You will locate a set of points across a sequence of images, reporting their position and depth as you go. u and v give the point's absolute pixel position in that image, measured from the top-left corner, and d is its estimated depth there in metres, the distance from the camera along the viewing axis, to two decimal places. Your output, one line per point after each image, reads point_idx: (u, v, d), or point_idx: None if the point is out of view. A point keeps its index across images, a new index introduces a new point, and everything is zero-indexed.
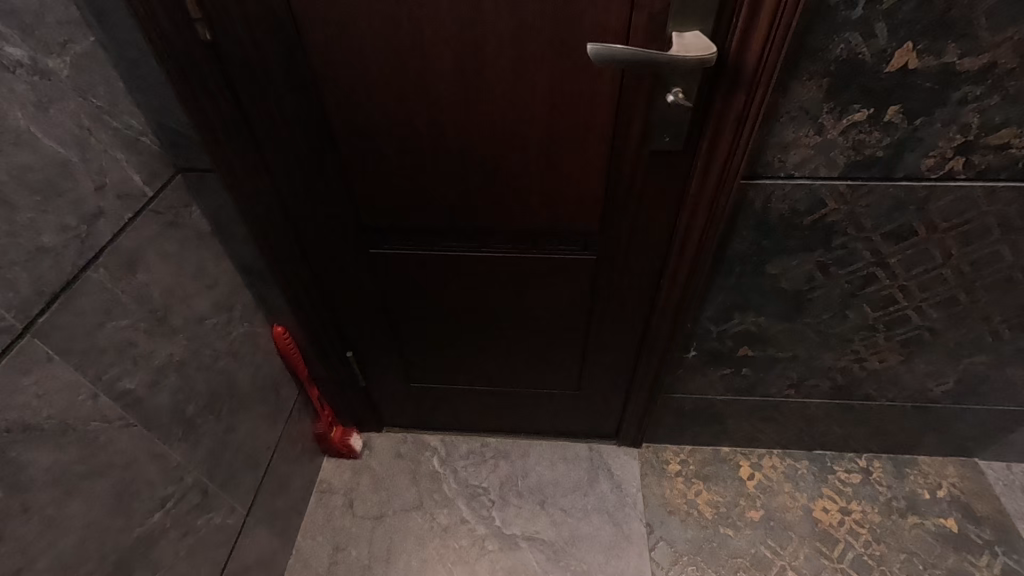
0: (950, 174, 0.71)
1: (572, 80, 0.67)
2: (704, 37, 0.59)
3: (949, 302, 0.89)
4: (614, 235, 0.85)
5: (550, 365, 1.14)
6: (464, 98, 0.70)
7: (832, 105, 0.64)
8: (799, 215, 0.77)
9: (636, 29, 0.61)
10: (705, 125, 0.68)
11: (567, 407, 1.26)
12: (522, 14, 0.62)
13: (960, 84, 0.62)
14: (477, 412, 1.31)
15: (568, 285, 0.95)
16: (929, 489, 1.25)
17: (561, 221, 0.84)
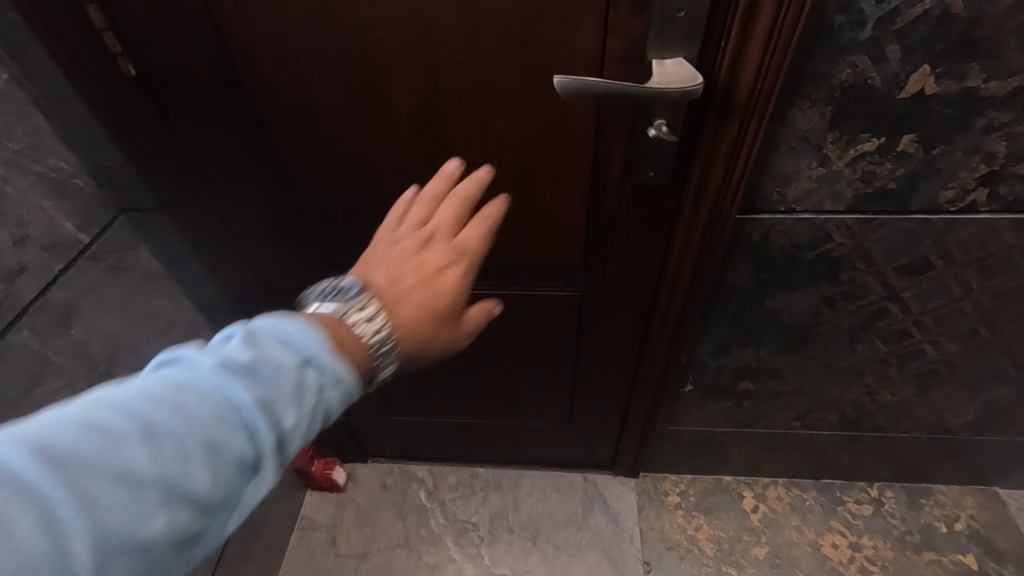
0: (972, 206, 0.63)
1: (543, 110, 0.60)
2: (688, 64, 0.52)
3: (968, 335, 0.81)
4: (599, 270, 0.78)
5: (538, 397, 1.07)
6: (426, 132, 0.64)
7: (837, 135, 0.57)
8: (802, 249, 0.70)
9: (611, 55, 0.54)
10: (694, 158, 0.61)
11: (559, 438, 1.19)
12: (483, 41, 0.55)
13: (985, 110, 0.54)
14: (464, 443, 1.25)
15: (551, 320, 0.89)
16: (946, 521, 1.18)
17: (541, 256, 0.78)
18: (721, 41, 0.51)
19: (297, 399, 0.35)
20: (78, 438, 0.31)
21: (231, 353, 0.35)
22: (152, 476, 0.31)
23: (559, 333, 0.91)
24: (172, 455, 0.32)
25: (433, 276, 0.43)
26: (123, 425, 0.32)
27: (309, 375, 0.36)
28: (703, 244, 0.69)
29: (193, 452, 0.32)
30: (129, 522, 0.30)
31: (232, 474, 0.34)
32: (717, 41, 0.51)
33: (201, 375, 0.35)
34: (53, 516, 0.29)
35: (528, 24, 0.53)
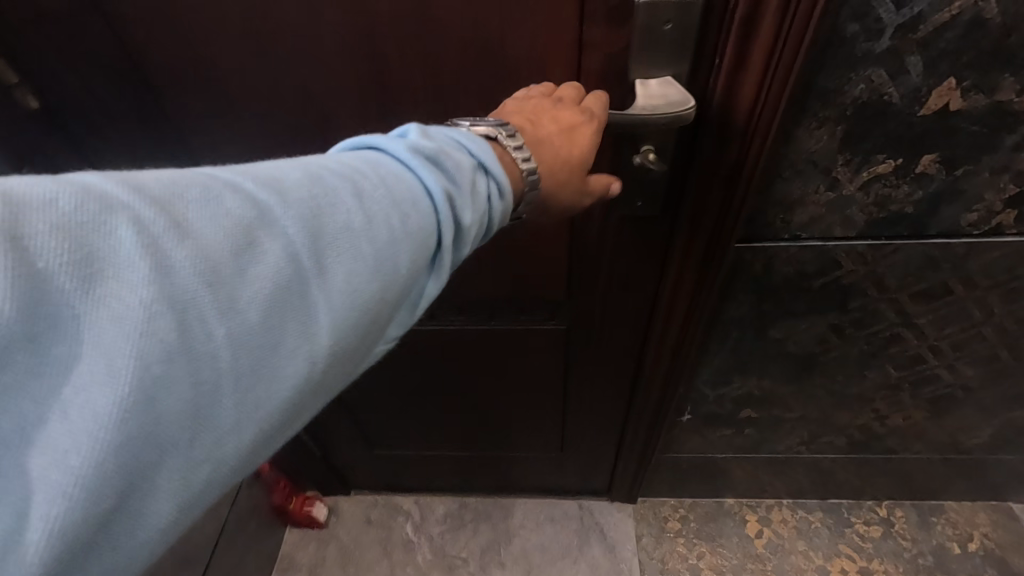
0: (997, 229, 0.57)
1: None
2: (677, 84, 0.45)
3: (987, 359, 0.75)
4: (585, 303, 0.71)
5: (527, 428, 1.00)
6: None
7: (849, 156, 0.50)
8: (808, 277, 0.63)
9: (586, 75, 0.47)
10: (687, 186, 0.54)
11: (551, 467, 1.13)
12: (437, 62, 0.47)
13: (1017, 125, 0.47)
14: (451, 474, 1.18)
15: (537, 354, 0.82)
16: (959, 541, 1.12)
17: (521, 290, 0.70)
18: (714, 55, 0.44)
19: (474, 203, 0.35)
20: (290, 190, 0.30)
21: (416, 144, 0.34)
22: (354, 246, 0.30)
23: (547, 367, 0.84)
24: (371, 229, 0.31)
25: (565, 124, 0.42)
26: (329, 190, 0.31)
27: (479, 184, 0.36)
28: (700, 275, 0.62)
29: (392, 236, 0.31)
30: (330, 294, 0.30)
31: (412, 272, 0.33)
32: (710, 56, 0.44)
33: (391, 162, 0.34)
34: (268, 271, 0.27)
35: (490, 43, 0.45)
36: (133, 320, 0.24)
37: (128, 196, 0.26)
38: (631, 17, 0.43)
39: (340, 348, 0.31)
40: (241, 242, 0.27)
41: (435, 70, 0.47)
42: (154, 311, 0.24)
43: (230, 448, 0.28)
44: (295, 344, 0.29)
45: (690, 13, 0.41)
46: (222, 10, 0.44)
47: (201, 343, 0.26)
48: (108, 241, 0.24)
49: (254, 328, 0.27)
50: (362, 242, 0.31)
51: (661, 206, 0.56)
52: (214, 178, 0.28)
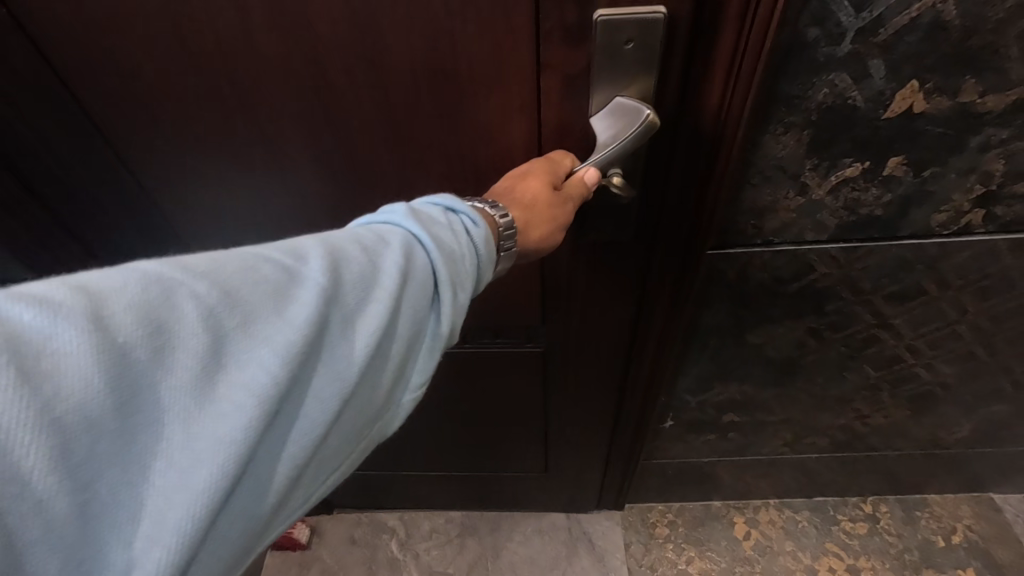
0: (968, 228, 0.56)
1: (474, 157, 0.51)
2: (631, 99, 0.44)
3: (964, 357, 0.75)
4: (561, 327, 0.70)
5: (509, 448, 0.98)
6: (340, 185, 0.54)
7: (817, 161, 0.49)
8: (783, 282, 0.62)
9: (547, 94, 0.46)
10: (658, 203, 0.53)
11: (537, 486, 1.10)
12: (389, 81, 0.45)
13: (982, 126, 0.47)
14: (435, 494, 1.15)
15: (515, 376, 0.80)
16: (944, 535, 1.13)
17: (495, 313, 0.68)
18: (676, 69, 0.43)
19: (476, 240, 0.39)
20: (313, 254, 0.33)
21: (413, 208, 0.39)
22: (378, 289, 0.34)
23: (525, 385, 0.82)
24: (390, 273, 0.35)
25: (543, 191, 0.45)
26: (340, 248, 0.34)
27: (462, 223, 0.39)
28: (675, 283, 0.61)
29: (400, 278, 0.35)
30: (364, 333, 0.33)
31: (434, 307, 0.37)
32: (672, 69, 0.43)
33: (395, 218, 0.38)
34: (302, 317, 0.30)
35: (442, 62, 0.44)
36: (199, 375, 0.28)
37: (179, 274, 0.29)
38: (590, 34, 0.42)
39: (378, 379, 0.35)
40: (276, 297, 0.31)
41: (389, 86, 0.46)
42: (206, 366, 0.28)
43: (288, 471, 0.31)
44: (340, 381, 0.32)
45: (650, 27, 0.40)
46: (163, 26, 0.42)
47: (250, 384, 0.28)
48: (162, 310, 0.27)
49: (301, 368, 0.31)
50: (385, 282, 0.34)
51: (632, 226, 0.55)
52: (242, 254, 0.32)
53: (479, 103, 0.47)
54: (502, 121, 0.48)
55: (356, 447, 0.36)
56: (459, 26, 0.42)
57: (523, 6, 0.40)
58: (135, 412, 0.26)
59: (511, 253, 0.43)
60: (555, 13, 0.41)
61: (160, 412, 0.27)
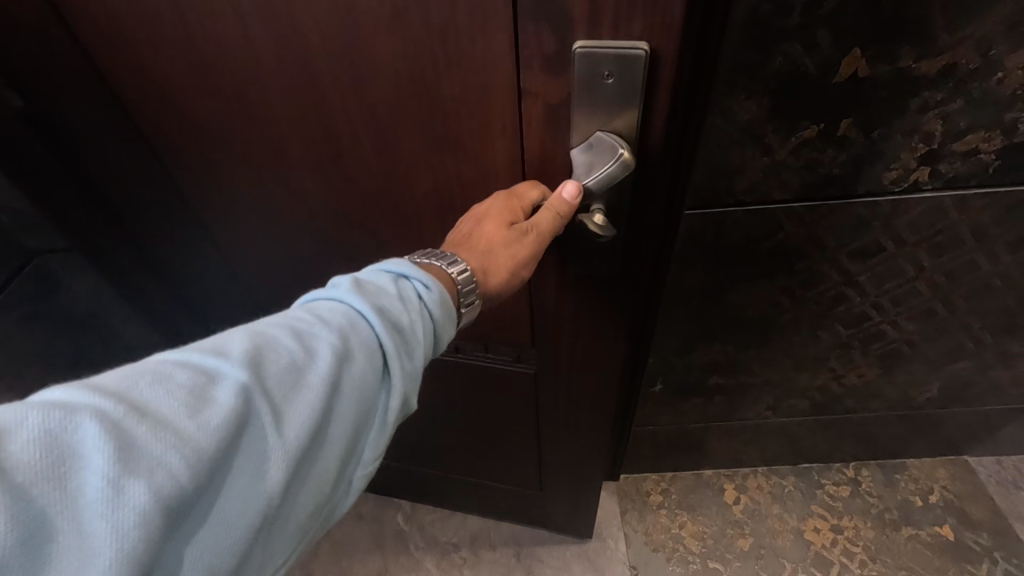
0: (916, 186, 0.63)
1: (461, 172, 0.53)
2: (610, 134, 0.46)
3: (926, 313, 0.82)
4: (548, 349, 0.73)
5: (501, 459, 1.01)
6: (335, 188, 0.58)
7: (777, 124, 0.56)
8: (755, 241, 0.69)
9: (529, 122, 0.47)
10: (637, 235, 0.55)
11: (529, 502, 1.11)
12: (374, 93, 0.49)
13: (919, 89, 0.53)
14: (433, 491, 1.18)
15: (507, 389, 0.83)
16: (922, 495, 1.19)
17: (490, 324, 0.73)
18: (653, 100, 0.44)
19: (413, 312, 0.42)
20: (237, 350, 0.37)
21: (348, 288, 0.42)
22: (307, 378, 0.37)
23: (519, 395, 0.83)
24: (319, 361, 0.38)
25: (497, 233, 0.49)
26: (265, 343, 0.37)
27: (407, 291, 0.43)
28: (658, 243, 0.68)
29: (331, 358, 0.38)
30: (291, 420, 0.36)
31: (371, 383, 0.40)
32: None
33: (331, 304, 0.41)
34: (221, 412, 0.33)
35: (424, 81, 0.46)
36: (113, 482, 0.29)
37: (94, 392, 0.32)
38: (569, 65, 0.43)
39: (313, 462, 0.37)
40: (194, 401, 0.33)
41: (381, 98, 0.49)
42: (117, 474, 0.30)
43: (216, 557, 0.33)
44: (269, 470, 0.34)
45: (628, 61, 0.41)
46: None
47: (165, 482, 0.31)
48: (73, 433, 0.30)
49: (221, 464, 0.33)
50: (314, 369, 0.37)
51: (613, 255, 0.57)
52: (163, 362, 0.35)
53: (464, 122, 0.49)
54: (487, 141, 0.50)
55: (307, 527, 0.38)
56: (441, 48, 0.44)
57: (503, 32, 0.42)
58: (54, 535, 0.28)
59: (473, 305, 0.49)
60: (534, 42, 0.42)
61: (72, 524, 0.29)
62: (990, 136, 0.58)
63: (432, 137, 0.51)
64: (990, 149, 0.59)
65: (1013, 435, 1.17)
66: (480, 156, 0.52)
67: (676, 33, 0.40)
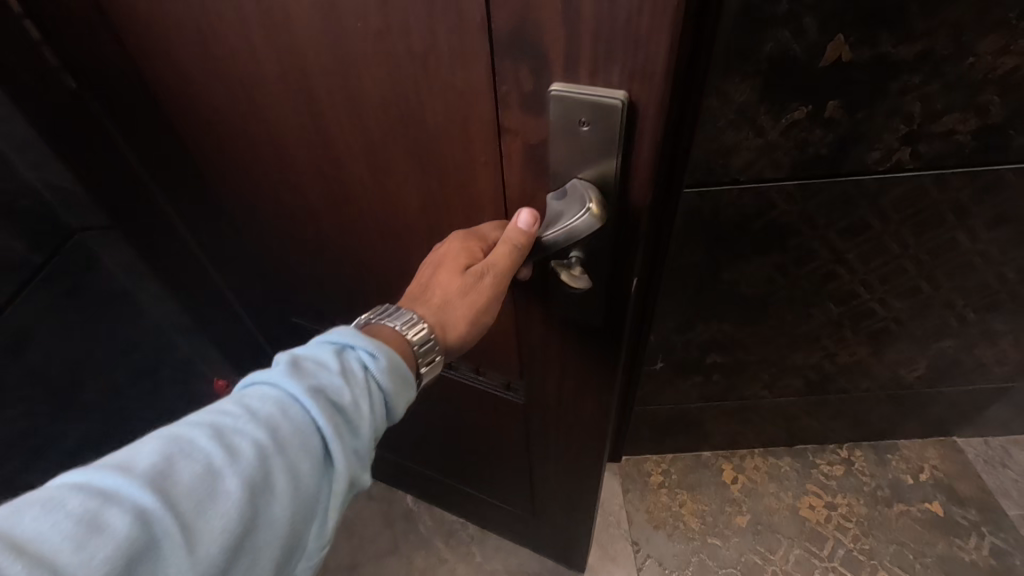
0: (898, 166, 0.68)
1: (447, 197, 0.53)
2: (583, 183, 0.43)
3: (911, 291, 0.86)
4: (539, 385, 0.72)
5: (498, 478, 1.00)
6: (331, 197, 0.59)
7: (769, 105, 0.60)
8: (749, 219, 0.73)
9: (510, 157, 0.46)
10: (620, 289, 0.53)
11: (524, 525, 1.10)
12: (363, 112, 0.49)
13: (899, 72, 0.58)
14: (435, 494, 1.19)
15: (502, 414, 0.83)
16: (913, 473, 1.24)
17: (486, 350, 0.74)
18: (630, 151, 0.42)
19: (353, 390, 0.42)
20: (142, 464, 0.35)
21: (280, 373, 0.41)
22: (224, 484, 0.36)
23: (511, 414, 0.82)
24: (239, 465, 0.37)
25: (452, 281, 0.48)
26: (176, 452, 0.36)
27: (350, 365, 0.43)
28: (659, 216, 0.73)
29: (255, 457, 0.37)
30: (206, 532, 0.35)
31: (306, 471, 0.39)
32: None
33: (262, 391, 0.40)
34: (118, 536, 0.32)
35: (410, 106, 0.46)
36: None
37: None
38: (547, 107, 0.41)
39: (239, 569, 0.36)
40: (85, 531, 0.32)
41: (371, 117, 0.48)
42: None
43: None
44: None
45: (606, 110, 0.39)
46: None
47: None
48: None
49: None
50: (236, 470, 0.37)
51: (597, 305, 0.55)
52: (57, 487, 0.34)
53: (452, 152, 0.48)
54: (472, 173, 0.49)
55: None
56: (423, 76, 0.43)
57: (479, 68, 0.41)
58: None
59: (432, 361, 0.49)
60: (512, 80, 0.41)
61: None
62: (965, 117, 0.63)
63: (420, 163, 0.51)
64: (966, 130, 0.64)
65: (999, 416, 1.21)
66: (465, 186, 0.51)
67: (657, 86, 0.37)
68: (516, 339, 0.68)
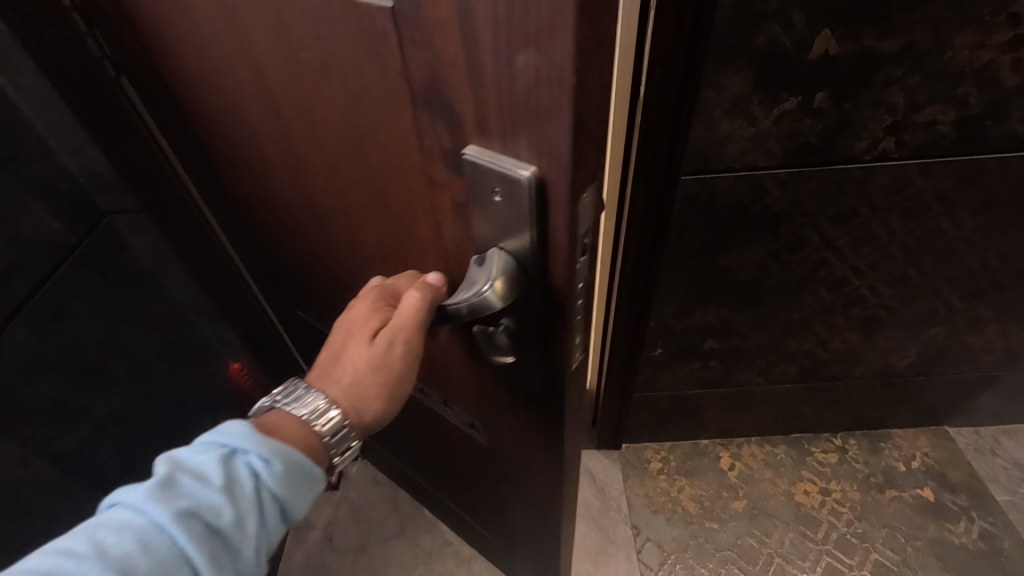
0: (884, 155, 0.72)
1: (397, 235, 0.52)
2: (495, 261, 0.40)
3: (899, 278, 0.90)
4: (498, 434, 0.68)
5: (473, 501, 0.98)
6: (308, 208, 0.61)
7: (761, 96, 0.65)
8: (744, 205, 0.77)
9: (441, 212, 0.44)
10: (553, 365, 0.48)
11: (502, 552, 1.06)
12: (316, 139, 0.49)
13: (882, 65, 0.62)
14: (426, 498, 1.19)
15: (468, 448, 0.80)
16: (905, 460, 1.27)
17: (449, 388, 0.71)
18: (546, 240, 0.38)
19: (225, 507, 0.43)
20: None
21: (144, 496, 0.42)
22: None
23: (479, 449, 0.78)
24: None
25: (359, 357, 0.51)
26: None
27: (225, 478, 0.44)
28: (659, 205, 0.77)
29: None
30: None
31: None
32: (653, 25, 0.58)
33: (122, 520, 0.41)
34: None
35: (354, 144, 0.46)
36: None
37: None
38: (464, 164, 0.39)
39: None
40: None
41: (338, 150, 0.49)
42: None
43: None
44: None
45: (513, 184, 0.36)
46: None
47: None
48: None
49: None
50: None
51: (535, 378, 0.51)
52: None
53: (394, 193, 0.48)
54: (413, 218, 0.48)
55: None
56: (363, 120, 0.43)
57: (404, 120, 0.40)
58: None
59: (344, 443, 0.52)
60: (432, 135, 0.38)
61: None
62: (945, 109, 0.67)
63: (371, 196, 0.50)
64: (947, 121, 0.68)
65: (988, 405, 1.25)
66: (409, 229, 0.50)
67: (565, 167, 0.33)
68: (472, 387, 0.64)
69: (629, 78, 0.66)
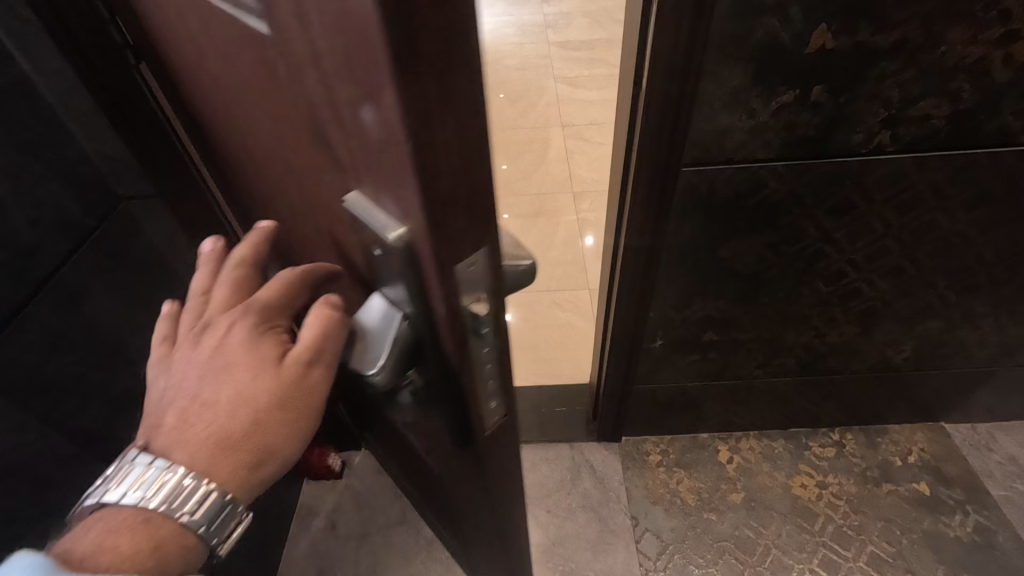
0: (880, 148, 0.74)
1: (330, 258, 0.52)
2: (385, 331, 0.40)
3: (895, 271, 0.92)
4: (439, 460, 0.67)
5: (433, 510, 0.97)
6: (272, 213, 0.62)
7: (760, 89, 0.67)
8: (743, 196, 0.79)
9: (350, 245, 0.43)
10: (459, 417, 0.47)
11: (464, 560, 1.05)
12: (258, 152, 0.50)
13: (877, 59, 0.64)
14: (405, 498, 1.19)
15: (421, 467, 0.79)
16: (901, 455, 1.29)
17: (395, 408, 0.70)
18: (432, 315, 0.37)
19: None
20: None
21: None
22: None
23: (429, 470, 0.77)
24: None
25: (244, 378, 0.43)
26: None
27: None
28: (659, 196, 0.78)
29: None
30: None
31: None
32: (656, 17, 0.60)
33: None
34: None
35: (283, 164, 0.46)
36: None
37: None
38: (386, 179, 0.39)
39: None
40: None
41: (274, 166, 0.49)
42: None
43: None
44: None
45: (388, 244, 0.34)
46: None
47: None
48: None
49: None
50: None
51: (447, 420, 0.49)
52: None
53: (319, 218, 0.47)
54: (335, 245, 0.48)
55: None
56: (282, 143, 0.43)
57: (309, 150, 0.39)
58: None
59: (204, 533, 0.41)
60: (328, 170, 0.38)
61: None
62: (939, 103, 0.69)
63: (307, 216, 0.51)
64: (941, 115, 0.70)
65: (984, 401, 1.27)
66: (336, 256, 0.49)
67: (425, 235, 0.32)
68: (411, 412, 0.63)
69: (634, 70, 0.68)
